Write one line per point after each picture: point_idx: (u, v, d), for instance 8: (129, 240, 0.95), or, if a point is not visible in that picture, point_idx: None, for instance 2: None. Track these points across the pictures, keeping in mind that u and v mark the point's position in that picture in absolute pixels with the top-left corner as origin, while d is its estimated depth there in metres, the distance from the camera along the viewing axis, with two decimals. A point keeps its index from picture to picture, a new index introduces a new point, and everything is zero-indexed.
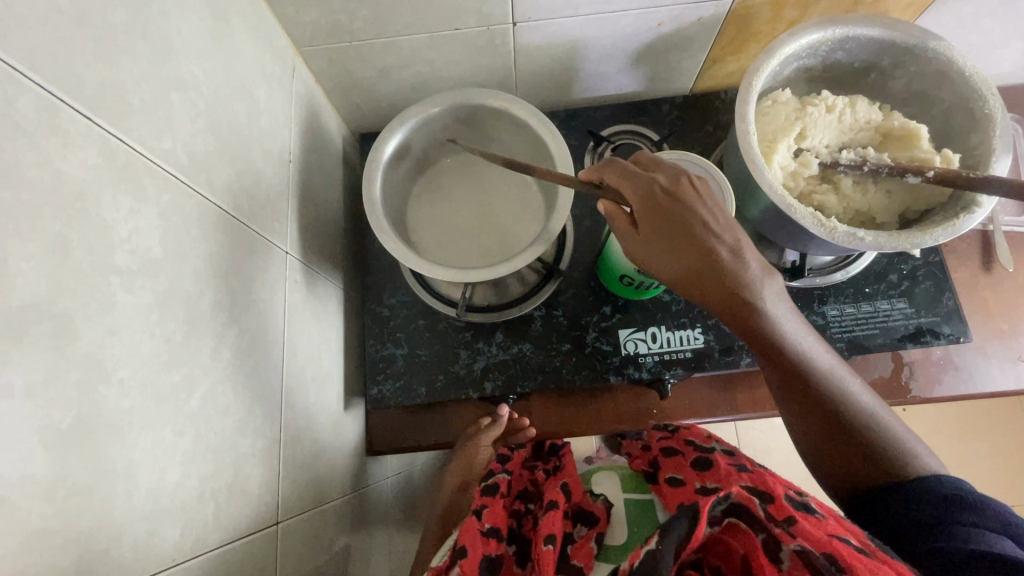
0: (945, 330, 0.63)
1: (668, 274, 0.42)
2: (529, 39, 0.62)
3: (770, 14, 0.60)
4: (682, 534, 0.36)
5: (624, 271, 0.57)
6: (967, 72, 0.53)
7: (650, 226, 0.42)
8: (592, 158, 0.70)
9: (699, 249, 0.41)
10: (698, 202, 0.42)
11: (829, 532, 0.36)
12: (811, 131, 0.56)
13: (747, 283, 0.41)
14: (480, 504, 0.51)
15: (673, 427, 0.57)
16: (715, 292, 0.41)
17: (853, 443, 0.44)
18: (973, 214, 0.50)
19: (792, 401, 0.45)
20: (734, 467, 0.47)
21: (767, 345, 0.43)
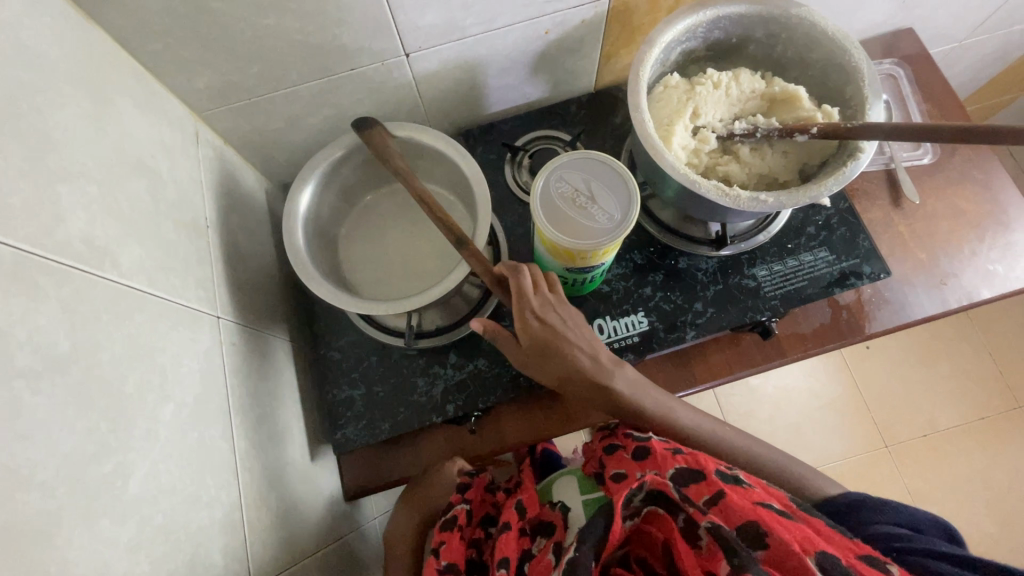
0: (866, 270, 0.66)
1: (545, 380, 0.53)
2: (426, 67, 0.63)
3: (647, 6, 0.64)
4: (600, 531, 0.47)
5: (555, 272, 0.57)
6: (828, 32, 0.57)
7: (526, 352, 0.52)
8: (511, 169, 0.72)
9: (564, 363, 0.52)
10: (558, 317, 0.51)
11: (752, 500, 0.46)
12: (704, 109, 0.59)
13: (606, 379, 0.53)
14: (439, 538, 0.56)
15: (614, 424, 0.63)
16: (581, 390, 0.54)
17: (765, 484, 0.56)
18: (859, 159, 0.54)
19: None
20: (669, 450, 0.53)
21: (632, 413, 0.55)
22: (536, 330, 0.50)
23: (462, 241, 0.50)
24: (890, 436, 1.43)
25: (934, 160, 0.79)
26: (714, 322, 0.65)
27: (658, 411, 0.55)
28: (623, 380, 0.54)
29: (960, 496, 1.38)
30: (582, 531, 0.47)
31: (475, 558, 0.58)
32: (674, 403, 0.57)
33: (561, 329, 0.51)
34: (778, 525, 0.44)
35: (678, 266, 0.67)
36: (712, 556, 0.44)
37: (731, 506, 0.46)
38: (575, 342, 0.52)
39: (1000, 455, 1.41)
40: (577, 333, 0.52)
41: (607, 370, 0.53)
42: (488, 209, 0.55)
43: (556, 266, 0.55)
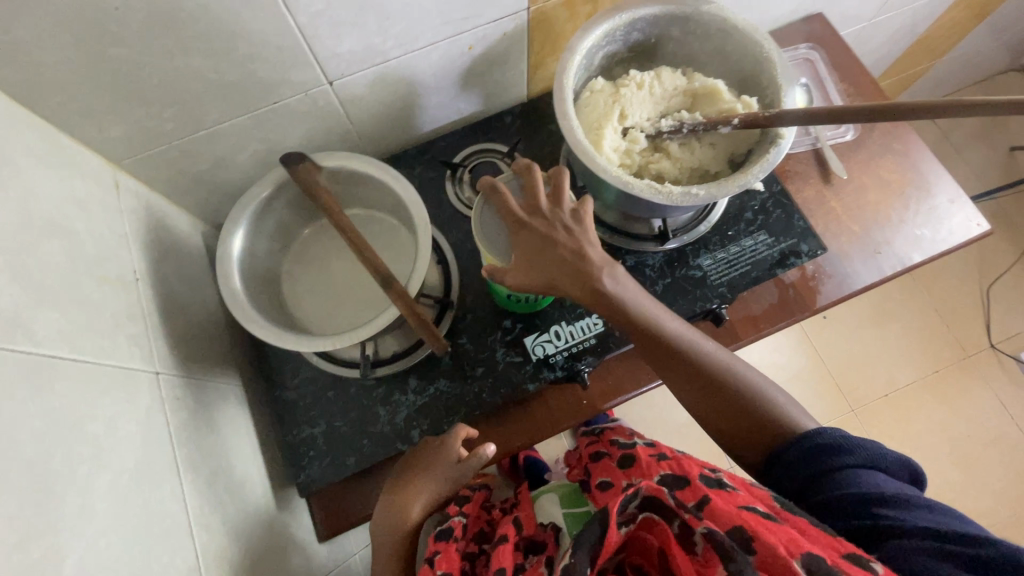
0: (803, 249, 0.68)
1: (536, 290, 0.51)
2: (352, 93, 0.63)
3: (566, 14, 0.65)
4: (596, 536, 0.49)
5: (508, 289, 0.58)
6: (739, 25, 0.59)
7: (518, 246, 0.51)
8: (453, 186, 0.72)
9: (553, 259, 0.50)
10: (554, 221, 0.51)
11: (739, 505, 0.49)
12: (630, 110, 0.60)
13: (606, 279, 0.52)
14: (434, 551, 0.57)
15: (599, 430, 0.71)
16: (576, 287, 0.51)
17: (746, 411, 0.55)
18: (779, 145, 0.55)
19: (671, 368, 0.55)
20: (653, 457, 0.59)
21: (623, 317, 0.53)
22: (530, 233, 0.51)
23: (389, 278, 0.51)
24: (856, 400, 1.49)
25: (857, 135, 0.82)
26: None
27: (656, 322, 0.54)
28: (623, 286, 0.53)
29: (925, 449, 1.45)
30: (577, 539, 0.49)
31: (467, 571, 0.58)
32: (667, 312, 0.56)
33: (553, 229, 0.51)
34: (762, 528, 0.45)
35: (626, 264, 0.68)
36: (707, 563, 0.47)
37: (719, 510, 0.49)
38: (570, 243, 0.51)
39: (957, 405, 1.48)
40: (571, 234, 0.51)
41: (605, 272, 0.52)
42: (428, 231, 0.54)
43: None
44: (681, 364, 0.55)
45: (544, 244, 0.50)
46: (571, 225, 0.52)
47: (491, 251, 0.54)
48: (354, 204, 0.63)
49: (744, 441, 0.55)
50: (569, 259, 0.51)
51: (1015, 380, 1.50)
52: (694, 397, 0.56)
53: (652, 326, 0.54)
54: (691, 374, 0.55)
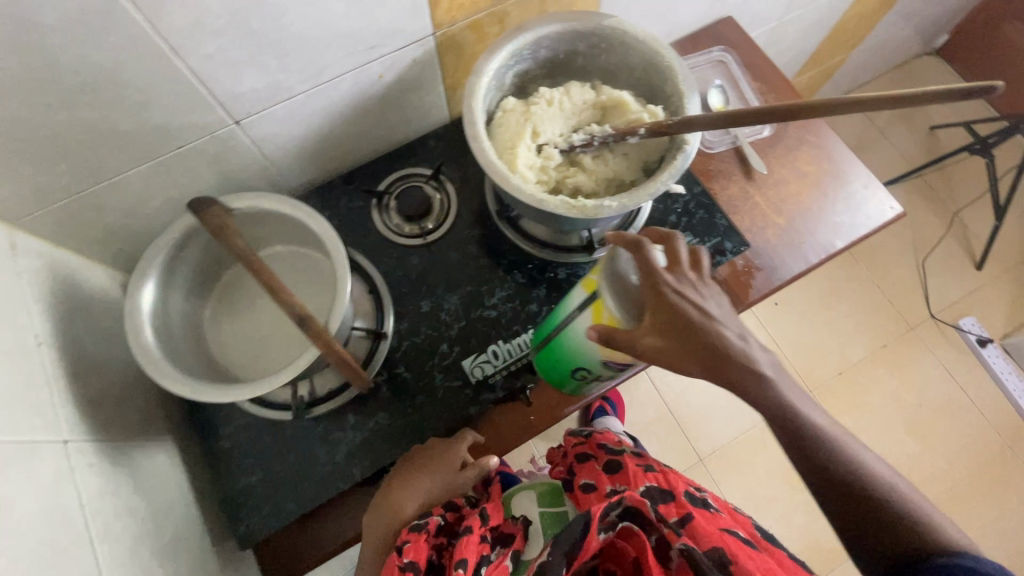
0: (727, 247, 0.70)
1: (663, 363, 0.46)
2: (262, 131, 0.62)
3: (474, 36, 0.66)
4: (575, 534, 0.53)
5: (578, 366, 0.57)
6: (639, 36, 0.61)
7: (656, 314, 0.46)
8: (379, 214, 0.71)
9: (695, 329, 0.46)
10: (700, 295, 0.47)
11: (720, 526, 0.55)
12: (541, 128, 0.60)
13: (750, 360, 0.47)
14: (404, 538, 0.55)
15: (587, 434, 0.76)
16: (714, 366, 0.46)
17: (891, 518, 0.47)
18: (686, 151, 0.57)
19: (811, 462, 0.49)
20: (639, 467, 0.65)
21: (767, 404, 0.47)
22: (681, 304, 0.45)
23: (310, 319, 0.50)
24: (813, 382, 1.53)
25: (773, 130, 0.85)
26: None
27: (804, 411, 0.48)
28: (768, 369, 0.47)
29: (882, 421, 1.50)
30: (557, 536, 0.53)
31: (433, 561, 0.58)
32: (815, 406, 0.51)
33: (700, 305, 0.46)
34: (742, 553, 0.51)
35: (559, 277, 0.69)
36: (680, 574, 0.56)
37: (701, 527, 0.55)
38: (712, 322, 0.47)
39: (907, 376, 1.54)
40: (711, 312, 0.47)
41: (750, 352, 0.47)
42: (345, 264, 0.53)
43: (590, 360, 0.55)
44: (822, 461, 0.48)
45: (690, 319, 0.46)
46: (712, 306, 0.48)
47: (617, 310, 0.48)
48: (274, 242, 0.61)
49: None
50: (708, 334, 0.46)
51: (958, 347, 1.57)
52: (836, 499, 0.48)
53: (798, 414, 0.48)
54: (834, 471, 0.48)
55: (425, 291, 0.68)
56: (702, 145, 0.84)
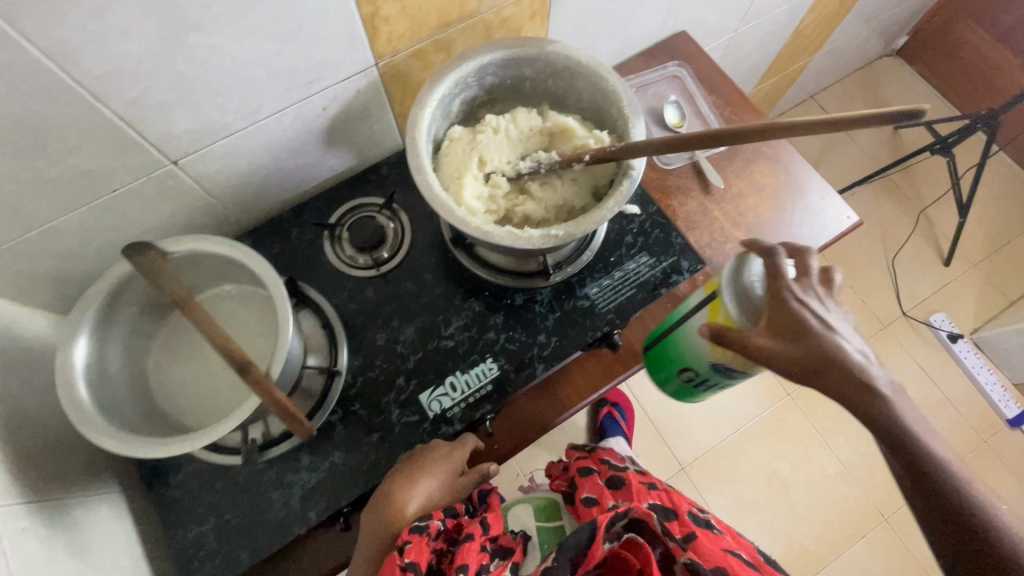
0: (684, 265, 0.69)
1: (788, 367, 0.52)
2: (203, 168, 0.60)
3: (419, 64, 0.65)
4: (584, 537, 0.62)
5: (687, 366, 0.67)
6: (582, 61, 0.61)
7: (767, 323, 0.53)
8: (332, 247, 0.70)
9: (811, 341, 0.52)
10: (821, 309, 0.54)
11: (721, 547, 0.65)
12: (488, 156, 0.60)
13: (865, 374, 0.52)
14: (404, 538, 0.54)
15: (590, 449, 0.88)
16: (834, 376, 0.52)
17: (972, 538, 0.50)
18: (632, 177, 0.57)
19: (908, 474, 0.52)
20: (642, 488, 0.75)
21: (876, 417, 0.52)
22: (800, 310, 0.52)
23: (247, 366, 0.49)
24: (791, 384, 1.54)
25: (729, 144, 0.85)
26: (560, 352, 0.66)
27: (913, 429, 0.52)
28: (880, 383, 0.52)
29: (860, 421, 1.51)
30: (568, 538, 0.61)
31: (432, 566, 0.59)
32: (930, 428, 0.53)
33: (820, 318, 0.53)
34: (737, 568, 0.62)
35: (515, 303, 0.68)
36: None
37: (701, 545, 0.66)
38: (829, 333, 0.53)
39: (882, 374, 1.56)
40: (825, 330, 0.53)
41: (866, 369, 0.52)
42: (286, 305, 0.52)
43: (700, 364, 0.64)
44: (926, 477, 0.51)
45: (812, 326, 0.52)
46: (830, 318, 0.54)
47: (735, 311, 0.56)
48: (219, 282, 0.60)
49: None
50: (823, 348, 0.52)
51: (930, 343, 1.59)
52: (936, 523, 0.52)
53: (912, 434, 0.51)
54: (928, 488, 0.51)
55: (380, 323, 0.67)
56: (659, 161, 0.84)
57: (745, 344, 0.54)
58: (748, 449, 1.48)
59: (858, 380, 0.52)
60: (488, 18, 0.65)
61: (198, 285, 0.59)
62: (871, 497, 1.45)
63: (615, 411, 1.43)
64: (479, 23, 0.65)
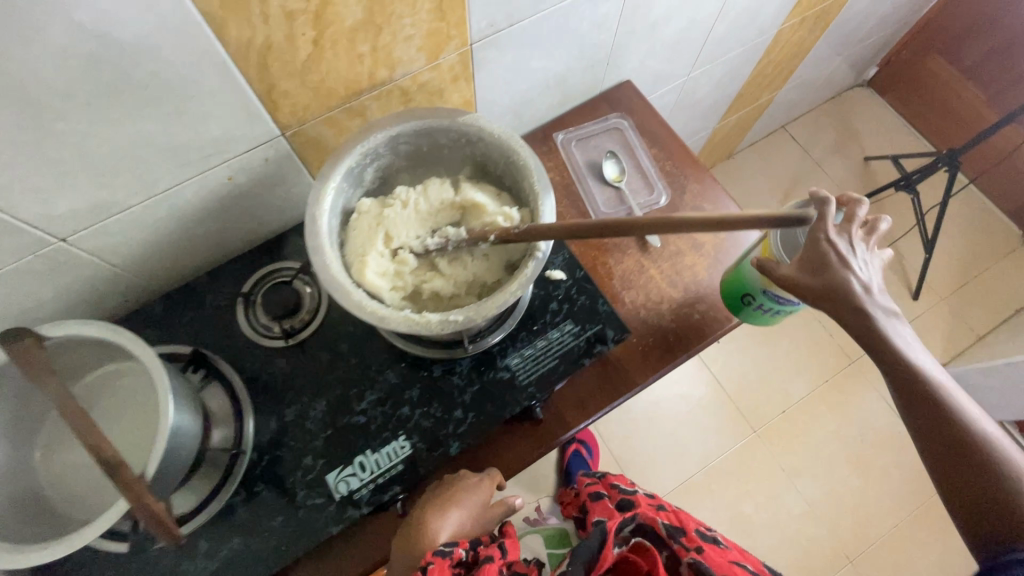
0: (609, 334, 0.68)
1: (807, 295, 0.58)
2: (98, 242, 0.57)
3: (333, 131, 0.63)
4: (594, 547, 0.71)
5: (747, 292, 0.71)
6: (494, 133, 0.59)
7: (801, 255, 0.59)
8: (244, 315, 0.67)
9: (831, 274, 0.57)
10: (848, 249, 0.58)
11: (726, 558, 0.74)
12: (395, 232, 0.58)
13: (868, 309, 0.58)
14: (428, 560, 0.59)
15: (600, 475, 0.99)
16: (841, 308, 0.58)
17: (964, 461, 0.56)
18: (536, 258, 0.55)
19: (905, 397, 0.59)
20: (651, 505, 0.84)
21: (881, 344, 0.59)
22: (824, 246, 0.57)
23: (117, 467, 0.46)
24: (757, 421, 1.52)
25: (669, 199, 0.83)
26: (476, 428, 0.64)
27: (909, 359, 0.59)
28: (879, 314, 0.59)
29: (826, 459, 1.49)
30: (582, 545, 0.71)
31: None
32: (932, 368, 0.60)
33: (842, 254, 0.57)
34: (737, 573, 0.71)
35: (432, 375, 0.66)
36: None
37: (707, 555, 0.74)
38: (849, 270, 0.57)
39: (849, 410, 1.54)
40: (854, 265, 0.58)
41: (865, 300, 0.58)
42: (167, 394, 0.51)
43: (755, 287, 0.69)
44: (921, 400, 0.58)
45: (828, 263, 0.57)
46: (856, 260, 0.58)
47: (776, 246, 0.64)
48: (100, 363, 0.57)
49: (981, 510, 0.55)
50: (851, 283, 0.57)
51: None
52: (925, 437, 0.59)
53: (906, 359, 0.59)
54: (928, 407, 0.58)
55: (290, 398, 0.65)
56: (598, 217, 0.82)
57: (772, 274, 0.60)
58: (712, 488, 1.45)
59: (862, 316, 0.58)
60: (404, 85, 0.63)
61: (77, 369, 0.56)
62: (835, 539, 1.42)
63: (582, 448, 1.40)
64: (395, 89, 0.63)
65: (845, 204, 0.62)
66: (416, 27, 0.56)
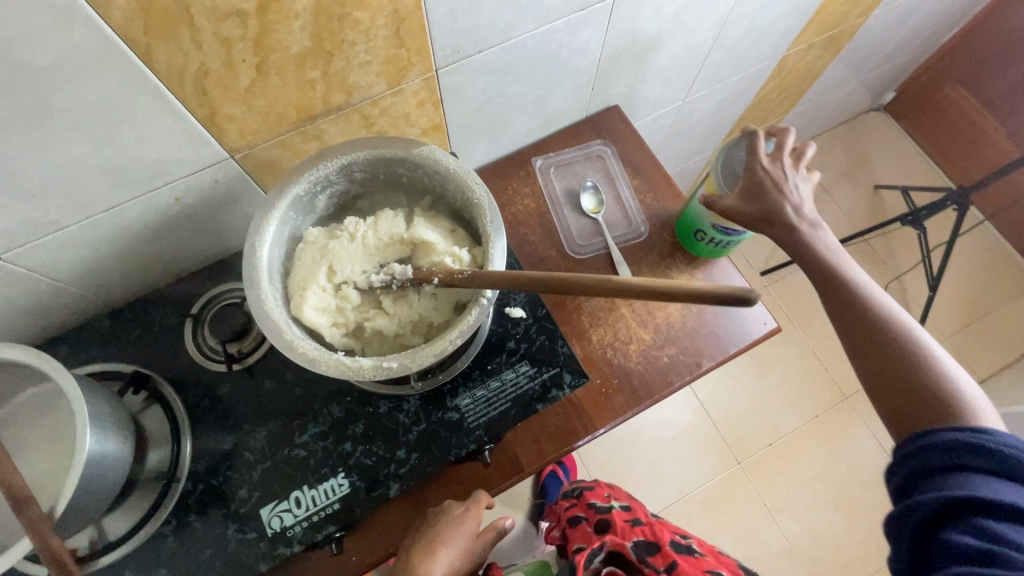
0: (565, 379, 0.67)
1: (745, 223, 0.63)
2: (33, 260, 0.55)
3: (288, 154, 0.61)
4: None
5: (697, 228, 0.72)
6: (450, 168, 0.56)
7: (749, 179, 0.65)
8: (190, 339, 0.65)
9: (764, 201, 0.63)
10: (782, 175, 0.65)
11: (701, 570, 0.72)
12: (338, 265, 0.55)
13: (793, 225, 0.62)
14: None
15: (574, 492, 0.97)
16: (774, 228, 0.63)
17: (888, 366, 0.55)
18: (481, 306, 0.53)
19: (833, 306, 0.60)
20: (627, 523, 0.83)
21: (807, 255, 0.62)
22: (760, 173, 0.64)
23: (24, 504, 0.45)
24: (741, 452, 1.48)
25: (648, 234, 0.79)
26: (418, 470, 0.62)
27: (838, 269, 0.61)
28: (805, 227, 0.63)
29: (810, 496, 1.45)
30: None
31: None
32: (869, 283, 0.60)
33: (776, 180, 0.64)
34: None
35: (378, 411, 0.64)
36: None
37: (682, 569, 0.73)
38: (782, 195, 0.63)
39: (838, 447, 1.49)
40: (785, 190, 0.64)
41: (796, 215, 0.63)
42: (86, 419, 0.50)
43: (704, 223, 0.71)
44: (849, 306, 0.59)
45: (764, 187, 0.64)
46: (792, 180, 0.65)
47: (718, 179, 0.69)
48: (22, 388, 0.55)
49: (905, 404, 0.53)
50: (784, 205, 0.63)
51: None
52: (855, 343, 0.58)
53: (828, 263, 0.61)
54: (855, 314, 0.58)
55: (231, 425, 0.63)
56: (571, 250, 0.78)
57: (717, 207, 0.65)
58: (690, 519, 1.41)
59: (791, 230, 0.63)
60: (365, 109, 0.60)
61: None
62: None
63: (559, 470, 1.36)
64: (354, 113, 0.60)
65: (776, 134, 0.69)
66: (372, 53, 0.54)
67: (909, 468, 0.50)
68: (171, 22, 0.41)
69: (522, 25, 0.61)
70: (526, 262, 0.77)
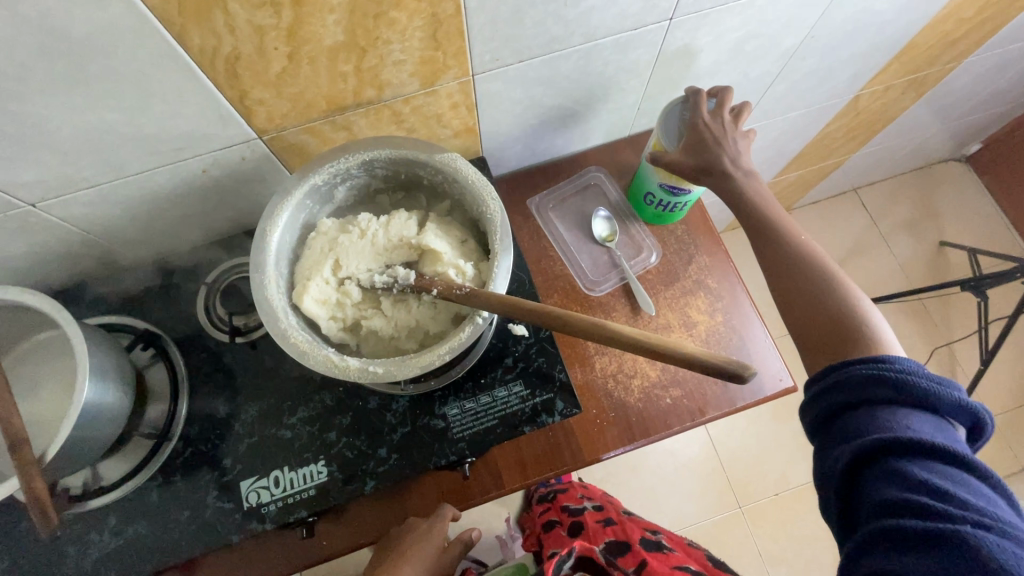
0: (557, 406, 0.64)
1: (684, 178, 0.61)
2: (66, 211, 0.58)
3: (316, 141, 0.61)
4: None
5: (647, 190, 0.73)
6: (467, 178, 0.56)
7: (693, 130, 0.62)
8: (201, 305, 0.67)
9: (702, 152, 0.60)
10: (723, 129, 0.61)
11: (667, 563, 0.76)
12: (344, 260, 0.55)
13: (728, 176, 0.59)
14: None
15: (552, 499, 1.04)
16: (710, 181, 0.61)
17: (809, 309, 0.53)
18: (475, 324, 0.52)
19: (760, 254, 0.59)
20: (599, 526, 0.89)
21: (738, 204, 0.60)
22: (700, 125, 0.61)
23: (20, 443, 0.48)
24: (744, 497, 1.43)
25: (661, 257, 0.76)
26: (395, 472, 0.62)
27: (767, 216, 0.59)
28: (739, 176, 0.60)
29: (808, 556, 1.38)
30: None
31: None
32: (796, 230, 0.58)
33: (717, 133, 0.61)
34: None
35: (367, 406, 0.64)
36: None
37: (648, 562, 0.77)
38: (723, 148, 0.60)
39: None
40: (726, 142, 0.60)
41: (730, 165, 0.60)
42: (88, 371, 0.52)
43: (652, 185, 0.71)
44: (775, 252, 0.57)
45: (704, 140, 0.61)
46: (735, 137, 0.61)
47: (662, 137, 0.65)
48: (39, 330, 0.58)
49: (821, 335, 0.52)
50: (721, 157, 0.60)
51: None
52: (779, 287, 0.56)
53: (756, 211, 0.59)
54: (780, 259, 0.56)
55: (226, 395, 0.65)
56: (585, 285, 0.75)
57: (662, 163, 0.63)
58: None
59: (727, 182, 0.60)
60: (396, 106, 0.60)
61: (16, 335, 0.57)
62: None
63: None
64: (385, 109, 0.60)
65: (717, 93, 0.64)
66: (407, 53, 0.53)
67: (825, 414, 0.48)
68: (206, 6, 0.41)
69: (568, 39, 0.59)
70: (539, 277, 0.75)
